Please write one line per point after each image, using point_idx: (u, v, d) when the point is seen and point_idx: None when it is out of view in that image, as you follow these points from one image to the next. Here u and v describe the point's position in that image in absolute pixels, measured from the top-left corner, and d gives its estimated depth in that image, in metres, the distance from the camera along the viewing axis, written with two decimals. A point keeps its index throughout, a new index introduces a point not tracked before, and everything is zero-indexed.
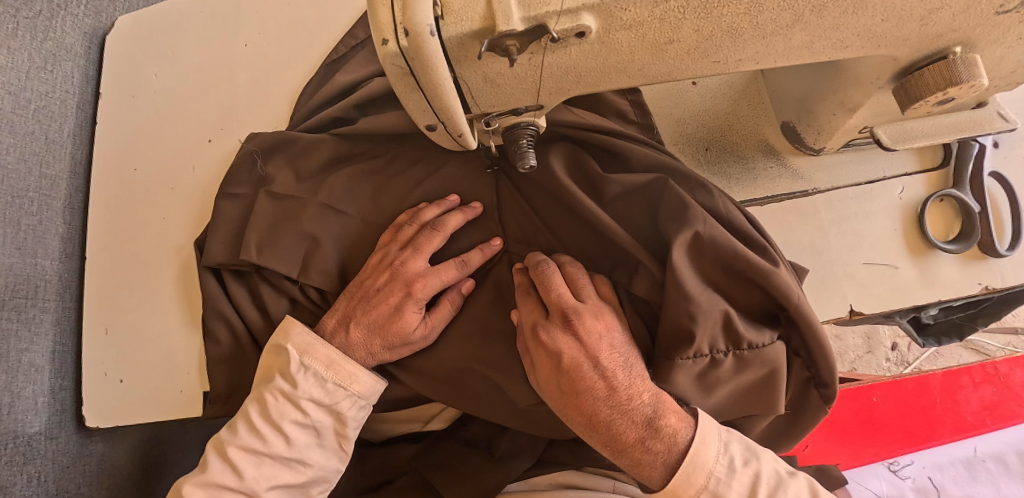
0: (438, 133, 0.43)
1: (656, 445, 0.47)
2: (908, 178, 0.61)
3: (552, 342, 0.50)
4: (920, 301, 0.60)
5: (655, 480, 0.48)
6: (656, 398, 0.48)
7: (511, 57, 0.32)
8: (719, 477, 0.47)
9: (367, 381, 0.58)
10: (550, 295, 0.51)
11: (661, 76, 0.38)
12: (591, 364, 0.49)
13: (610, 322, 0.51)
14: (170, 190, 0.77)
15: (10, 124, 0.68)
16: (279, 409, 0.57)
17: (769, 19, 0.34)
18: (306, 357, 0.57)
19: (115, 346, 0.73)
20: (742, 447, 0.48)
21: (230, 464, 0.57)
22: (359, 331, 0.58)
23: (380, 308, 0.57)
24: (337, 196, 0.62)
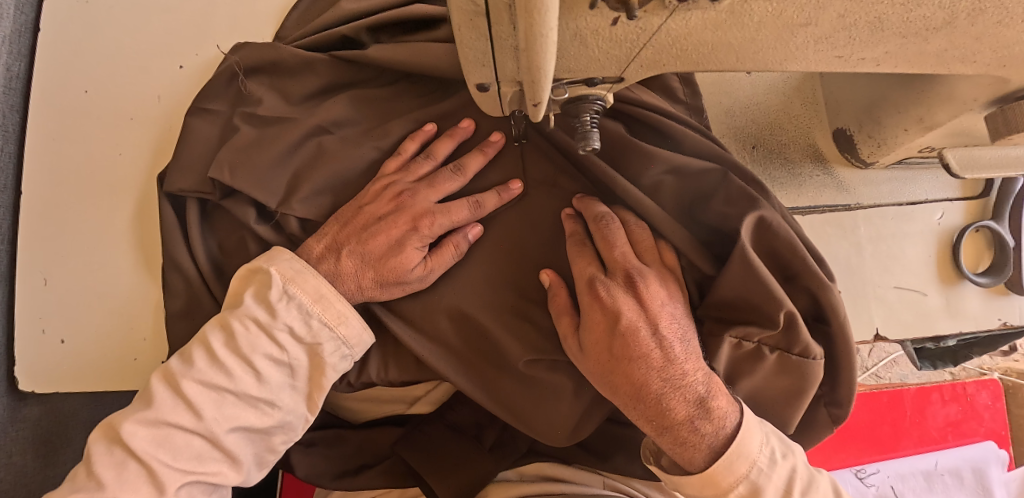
0: (489, 94, 0.35)
1: (705, 427, 0.44)
2: (949, 204, 0.58)
3: (611, 300, 0.45)
4: (943, 331, 0.58)
5: (695, 466, 0.45)
6: (711, 376, 0.45)
7: (631, 12, 0.25)
8: (760, 467, 0.44)
9: (356, 327, 0.48)
10: (612, 252, 0.47)
11: (770, 65, 0.32)
12: (649, 331, 0.45)
13: (673, 291, 0.47)
14: (129, 122, 0.66)
15: None
16: (251, 340, 0.46)
17: (920, 17, 0.28)
18: (291, 285, 0.47)
19: (56, 300, 0.62)
20: (779, 441, 0.47)
21: (184, 400, 0.45)
22: (350, 260, 0.49)
23: (377, 240, 0.48)
24: (334, 117, 0.53)
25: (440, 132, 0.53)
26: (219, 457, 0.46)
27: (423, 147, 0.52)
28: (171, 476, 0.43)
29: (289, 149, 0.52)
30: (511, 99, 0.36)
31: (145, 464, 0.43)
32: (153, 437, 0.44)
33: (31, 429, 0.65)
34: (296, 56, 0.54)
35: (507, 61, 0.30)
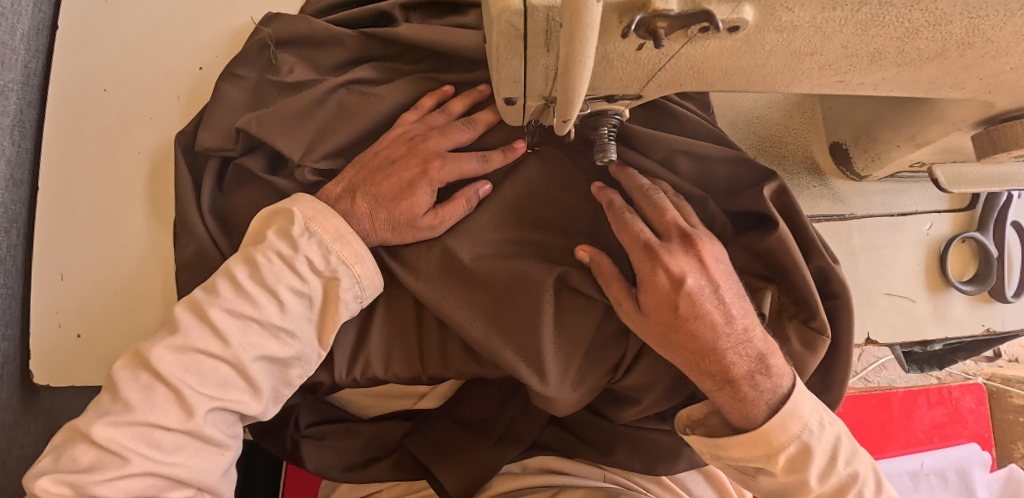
0: (514, 107, 0.37)
1: (766, 382, 0.47)
2: (937, 215, 0.62)
3: (677, 265, 0.46)
4: (929, 336, 0.61)
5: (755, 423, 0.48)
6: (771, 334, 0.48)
7: (658, 42, 0.27)
8: (811, 428, 0.48)
9: (372, 266, 0.50)
10: (666, 215, 0.47)
11: (777, 86, 0.35)
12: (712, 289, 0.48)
13: (723, 252, 0.49)
14: (148, 121, 0.67)
15: None
16: (275, 271, 0.47)
17: (916, 48, 0.31)
18: (313, 222, 0.48)
19: (72, 293, 0.64)
20: (823, 409, 0.50)
21: (211, 326, 0.46)
22: (365, 201, 0.50)
23: (392, 183, 0.50)
24: (357, 79, 0.55)
25: (457, 94, 0.55)
26: (242, 386, 0.48)
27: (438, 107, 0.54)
28: (199, 400, 0.45)
29: (309, 120, 0.54)
30: (534, 110, 0.38)
31: (174, 387, 0.44)
32: (181, 363, 0.45)
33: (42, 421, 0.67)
34: (327, 28, 0.56)
35: (538, 78, 0.32)
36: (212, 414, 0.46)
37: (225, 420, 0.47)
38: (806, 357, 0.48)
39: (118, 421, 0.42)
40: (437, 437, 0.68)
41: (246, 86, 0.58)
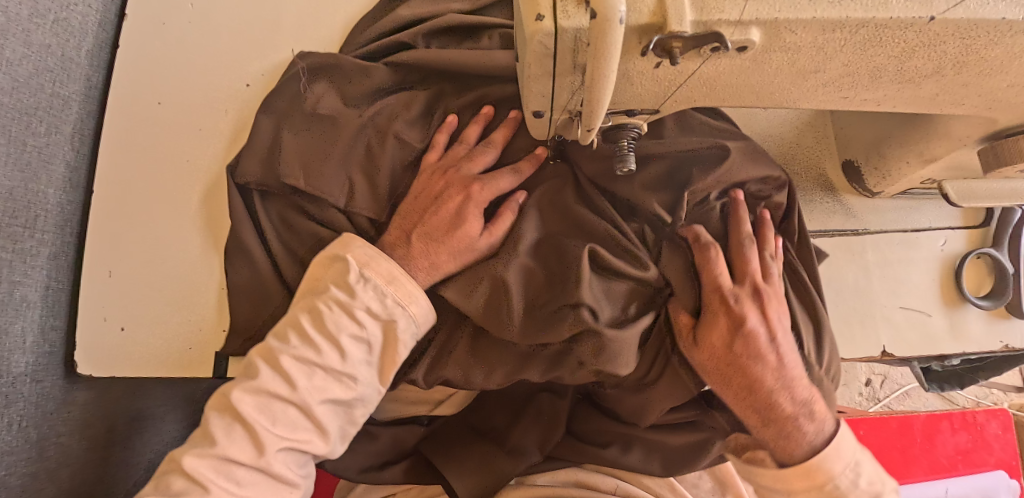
0: (540, 120, 0.40)
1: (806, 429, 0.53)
2: (952, 232, 0.63)
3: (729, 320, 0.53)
4: (946, 350, 0.62)
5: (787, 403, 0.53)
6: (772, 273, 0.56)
7: (674, 59, 0.30)
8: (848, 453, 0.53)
9: (424, 305, 0.52)
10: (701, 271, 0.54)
11: (786, 102, 0.38)
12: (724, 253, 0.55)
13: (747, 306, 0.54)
14: (196, 131, 0.72)
15: (25, 32, 0.62)
16: (335, 320, 0.50)
17: (914, 66, 0.34)
18: (366, 269, 0.51)
19: (118, 290, 0.68)
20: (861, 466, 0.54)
21: (282, 373, 0.50)
22: (420, 243, 0.53)
23: (442, 216, 0.53)
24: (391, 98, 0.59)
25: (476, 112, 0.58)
26: (310, 426, 0.51)
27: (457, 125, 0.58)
28: (270, 439, 0.49)
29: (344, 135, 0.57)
30: (559, 124, 0.41)
31: (250, 425, 0.48)
32: (257, 405, 0.49)
33: (80, 412, 0.69)
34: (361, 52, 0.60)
35: (565, 91, 0.35)
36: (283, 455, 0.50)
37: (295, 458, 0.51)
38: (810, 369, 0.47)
39: (202, 453, 0.47)
40: (450, 441, 0.71)
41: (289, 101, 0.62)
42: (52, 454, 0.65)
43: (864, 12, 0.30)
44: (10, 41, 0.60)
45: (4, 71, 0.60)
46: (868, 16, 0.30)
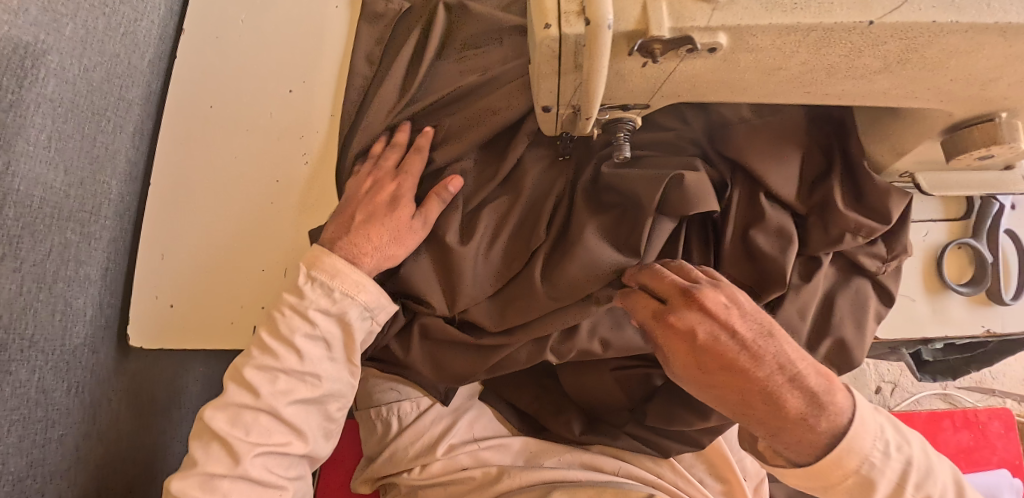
0: (549, 115, 0.47)
1: (822, 424, 0.50)
2: (933, 224, 0.68)
3: (682, 322, 0.50)
4: (929, 334, 0.66)
5: (829, 413, 0.50)
6: (827, 405, 0.50)
7: (654, 59, 0.37)
8: (874, 462, 0.51)
9: (374, 324, 0.60)
10: (664, 282, 0.52)
11: (758, 96, 0.44)
12: (737, 376, 0.49)
13: (730, 290, 0.52)
14: (247, 131, 0.81)
15: (100, 43, 0.72)
16: (289, 323, 0.59)
17: (863, 64, 0.40)
18: (314, 270, 0.59)
19: (168, 270, 0.78)
20: (894, 436, 0.54)
21: (246, 383, 0.59)
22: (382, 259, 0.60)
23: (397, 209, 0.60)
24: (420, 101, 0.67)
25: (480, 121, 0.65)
26: (287, 430, 0.60)
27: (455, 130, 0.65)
28: (246, 447, 0.58)
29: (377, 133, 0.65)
30: (565, 119, 0.48)
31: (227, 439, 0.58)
32: (227, 417, 0.59)
33: (125, 381, 0.81)
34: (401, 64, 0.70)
35: (569, 88, 0.42)
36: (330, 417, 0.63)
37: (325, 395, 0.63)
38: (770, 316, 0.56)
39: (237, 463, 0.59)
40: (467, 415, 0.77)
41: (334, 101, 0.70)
42: (101, 416, 0.76)
43: (812, 18, 0.36)
44: (89, 52, 0.70)
45: (83, 78, 0.69)
46: (816, 22, 0.36)
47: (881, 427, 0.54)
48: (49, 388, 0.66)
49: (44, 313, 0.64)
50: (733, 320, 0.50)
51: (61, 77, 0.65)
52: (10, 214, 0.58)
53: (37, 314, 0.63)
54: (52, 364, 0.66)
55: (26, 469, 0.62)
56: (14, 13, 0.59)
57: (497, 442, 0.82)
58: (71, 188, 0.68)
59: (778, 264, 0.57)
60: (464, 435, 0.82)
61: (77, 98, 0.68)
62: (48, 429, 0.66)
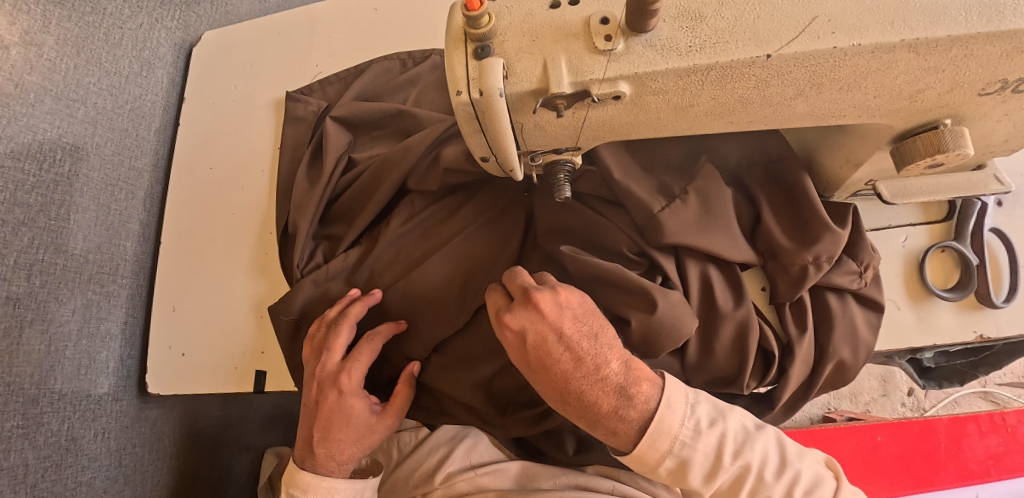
0: (490, 164, 0.49)
1: (631, 413, 0.53)
2: (911, 229, 0.66)
3: (517, 324, 0.54)
4: (916, 343, 0.64)
5: (633, 408, 0.53)
6: (631, 395, 0.53)
7: (559, 112, 0.39)
8: (684, 440, 0.53)
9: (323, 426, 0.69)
10: (515, 282, 0.56)
11: (684, 130, 0.45)
12: (556, 374, 0.53)
13: (571, 292, 0.55)
14: (240, 188, 0.85)
15: (109, 121, 0.78)
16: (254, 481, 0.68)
17: (776, 92, 0.41)
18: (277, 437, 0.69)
19: (180, 322, 0.81)
20: (710, 408, 0.55)
21: None
22: (320, 445, 0.67)
23: (330, 415, 0.66)
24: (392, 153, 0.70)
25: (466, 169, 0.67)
26: None
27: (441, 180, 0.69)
28: None
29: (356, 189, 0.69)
30: (507, 167, 0.50)
31: None
32: None
33: (151, 427, 0.82)
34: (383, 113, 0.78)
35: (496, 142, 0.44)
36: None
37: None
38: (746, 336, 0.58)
39: None
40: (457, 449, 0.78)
41: (325, 169, 0.74)
42: (129, 461, 0.77)
43: (707, 59, 0.37)
44: (100, 129, 0.76)
45: (94, 153, 0.75)
46: (710, 61, 0.38)
47: (693, 404, 0.54)
48: (76, 436, 0.70)
49: (68, 369, 0.69)
50: (560, 320, 0.53)
51: (73, 156, 0.72)
52: (36, 282, 0.66)
53: (60, 370, 0.68)
54: (77, 413, 0.70)
55: None
56: (31, 105, 0.67)
57: (493, 467, 0.81)
58: (87, 252, 0.73)
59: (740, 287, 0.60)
60: (461, 463, 0.82)
61: (92, 173, 0.74)
62: (79, 472, 0.70)
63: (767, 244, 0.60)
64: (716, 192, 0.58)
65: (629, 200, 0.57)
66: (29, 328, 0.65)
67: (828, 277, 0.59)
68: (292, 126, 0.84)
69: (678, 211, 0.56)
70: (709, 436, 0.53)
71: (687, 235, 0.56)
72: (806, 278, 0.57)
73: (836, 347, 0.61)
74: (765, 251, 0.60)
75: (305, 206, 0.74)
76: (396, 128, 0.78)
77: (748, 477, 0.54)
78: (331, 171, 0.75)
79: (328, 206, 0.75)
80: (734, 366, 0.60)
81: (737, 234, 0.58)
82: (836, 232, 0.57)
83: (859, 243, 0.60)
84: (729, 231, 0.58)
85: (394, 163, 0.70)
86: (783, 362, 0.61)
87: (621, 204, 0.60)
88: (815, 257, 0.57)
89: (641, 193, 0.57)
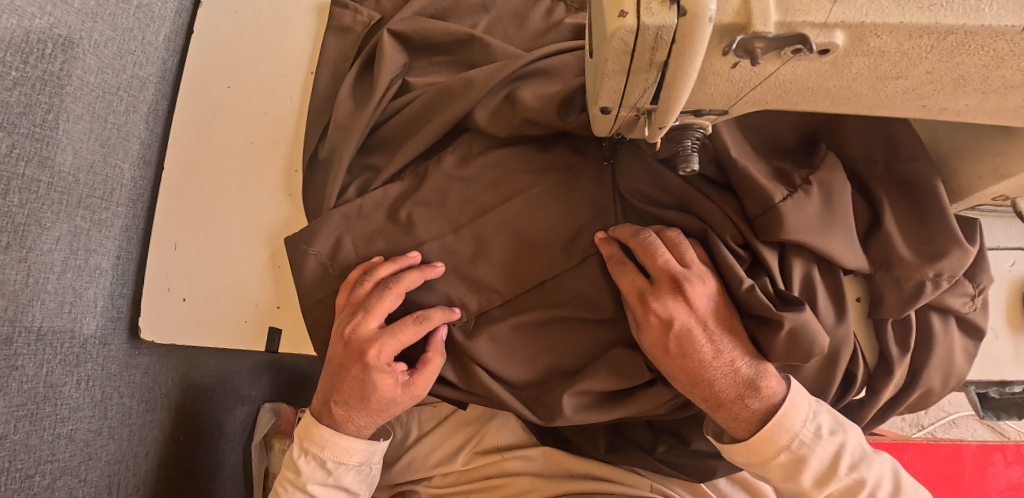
0: (606, 117, 0.41)
1: (755, 403, 0.52)
2: (1021, 253, 0.61)
3: (662, 309, 0.52)
4: (1010, 375, 0.59)
5: (759, 398, 0.52)
6: (760, 389, 0.52)
7: (754, 60, 0.31)
8: (803, 440, 0.53)
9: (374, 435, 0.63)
10: (656, 262, 0.52)
11: (858, 109, 0.38)
12: (694, 362, 0.52)
13: (712, 285, 0.53)
14: (264, 117, 0.75)
15: (111, 17, 0.65)
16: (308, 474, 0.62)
17: (1001, 76, 0.33)
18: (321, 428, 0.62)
19: (182, 263, 0.71)
20: (831, 419, 0.54)
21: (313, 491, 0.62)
22: (341, 400, 0.60)
23: (356, 373, 0.57)
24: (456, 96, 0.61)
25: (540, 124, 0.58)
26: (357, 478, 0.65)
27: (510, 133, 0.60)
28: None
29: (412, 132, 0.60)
30: (625, 122, 0.41)
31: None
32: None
33: (141, 376, 0.73)
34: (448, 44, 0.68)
35: (637, 89, 0.36)
36: (349, 482, 0.64)
37: (370, 482, 0.67)
38: (837, 351, 0.54)
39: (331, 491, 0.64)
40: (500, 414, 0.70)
41: (378, 88, 0.65)
42: (114, 413, 0.68)
43: (953, 19, 0.29)
44: (100, 25, 0.63)
45: (91, 52, 0.62)
46: (958, 24, 0.29)
47: (816, 411, 0.54)
48: (54, 382, 0.60)
49: (49, 306, 0.59)
50: (704, 312, 0.53)
51: (68, 53, 0.59)
52: (14, 200, 0.54)
53: (41, 306, 0.58)
54: (59, 357, 0.60)
55: (34, 466, 0.57)
56: None
57: (520, 453, 0.77)
58: (78, 171, 0.62)
59: (837, 300, 0.54)
60: (485, 444, 0.79)
61: (87, 76, 0.62)
62: (56, 425, 0.60)
63: (881, 252, 0.53)
64: (841, 188, 0.50)
65: (744, 185, 0.50)
66: (5, 255, 0.53)
67: (942, 297, 0.54)
68: (334, 49, 0.73)
69: (801, 204, 0.49)
70: (828, 444, 0.53)
71: (807, 233, 0.49)
72: (922, 296, 0.51)
73: (930, 377, 0.56)
74: (876, 260, 0.54)
75: (348, 140, 0.64)
76: (460, 65, 0.69)
77: (861, 493, 0.53)
78: (384, 92, 0.65)
79: (372, 148, 0.66)
80: (819, 382, 0.57)
81: (854, 239, 0.51)
82: (965, 250, 0.50)
83: (978, 263, 0.55)
84: (848, 234, 0.51)
85: (458, 107, 0.61)
86: (875, 382, 0.56)
87: (728, 189, 0.53)
88: (936, 274, 0.50)
89: (760, 178, 0.49)
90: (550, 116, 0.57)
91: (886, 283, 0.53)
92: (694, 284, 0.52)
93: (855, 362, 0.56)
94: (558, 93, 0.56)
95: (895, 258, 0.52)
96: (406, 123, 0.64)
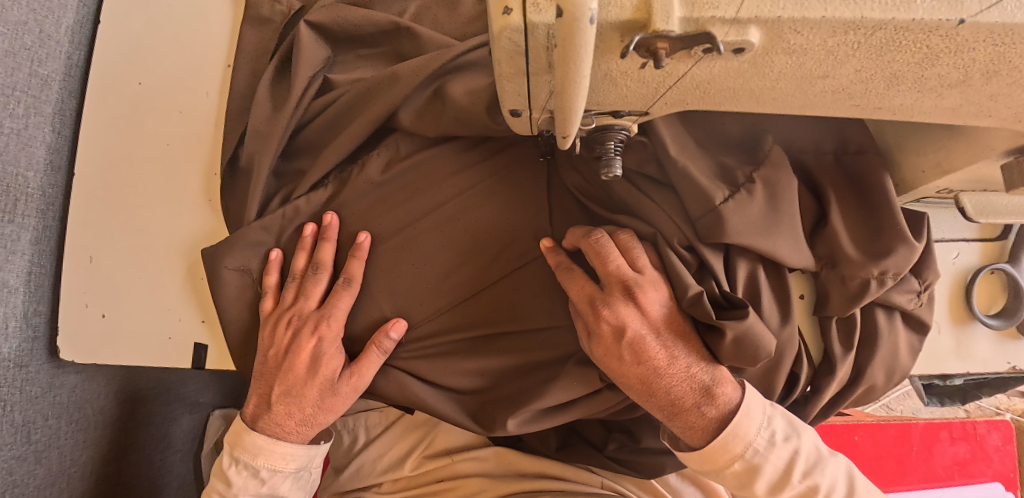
0: (520, 120, 0.36)
1: (711, 411, 0.49)
2: (965, 244, 0.59)
3: (613, 315, 0.49)
4: (952, 369, 0.59)
5: (714, 405, 0.49)
6: (715, 395, 0.49)
7: (657, 61, 0.27)
8: (757, 448, 0.50)
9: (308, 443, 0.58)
10: (607, 266, 0.49)
11: (789, 109, 0.34)
12: (648, 370, 0.49)
13: (667, 291, 0.50)
14: (178, 114, 0.68)
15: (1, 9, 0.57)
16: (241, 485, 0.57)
17: (936, 74, 0.30)
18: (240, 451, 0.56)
19: (100, 276, 0.64)
20: (785, 424, 0.52)
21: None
22: (282, 401, 0.55)
23: (300, 366, 0.55)
24: (377, 90, 0.56)
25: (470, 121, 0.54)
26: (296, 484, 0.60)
27: (439, 131, 0.55)
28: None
29: None
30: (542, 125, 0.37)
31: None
32: None
33: (68, 395, 0.67)
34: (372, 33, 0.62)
35: (542, 93, 0.32)
36: (286, 490, 0.59)
37: (307, 488, 0.62)
38: (780, 353, 0.52)
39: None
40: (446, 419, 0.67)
41: (296, 87, 0.58)
42: (38, 436, 0.64)
43: (882, 12, 0.26)
44: None
45: None
46: (886, 18, 0.26)
47: (770, 417, 0.51)
48: None
49: None
50: (656, 319, 0.49)
51: None
52: None
53: None
54: None
55: None
56: None
57: (471, 455, 0.75)
58: None
59: (782, 300, 0.51)
60: (436, 447, 0.77)
61: None
62: None
63: (827, 249, 0.50)
64: (785, 185, 0.47)
65: (682, 184, 0.46)
66: None
67: (887, 295, 0.52)
68: (251, 37, 0.66)
69: (743, 205, 0.45)
70: (781, 452, 0.50)
71: (749, 235, 0.46)
72: (866, 294, 0.49)
73: (874, 373, 0.55)
74: (822, 257, 0.51)
75: (267, 137, 0.58)
76: (387, 54, 0.63)
77: None
78: (303, 91, 0.59)
79: (292, 147, 0.61)
80: (765, 382, 0.55)
81: (800, 238, 0.48)
82: (911, 247, 0.48)
83: (924, 258, 0.53)
84: (794, 232, 0.48)
85: (381, 102, 0.56)
86: (818, 380, 0.55)
87: (669, 185, 0.50)
88: (880, 272, 0.48)
89: (699, 178, 0.46)
90: (479, 112, 0.52)
91: (832, 280, 0.51)
92: (646, 290, 0.49)
93: (802, 363, 0.54)
94: (488, 88, 0.51)
95: (841, 256, 0.49)
96: (327, 120, 0.59)
